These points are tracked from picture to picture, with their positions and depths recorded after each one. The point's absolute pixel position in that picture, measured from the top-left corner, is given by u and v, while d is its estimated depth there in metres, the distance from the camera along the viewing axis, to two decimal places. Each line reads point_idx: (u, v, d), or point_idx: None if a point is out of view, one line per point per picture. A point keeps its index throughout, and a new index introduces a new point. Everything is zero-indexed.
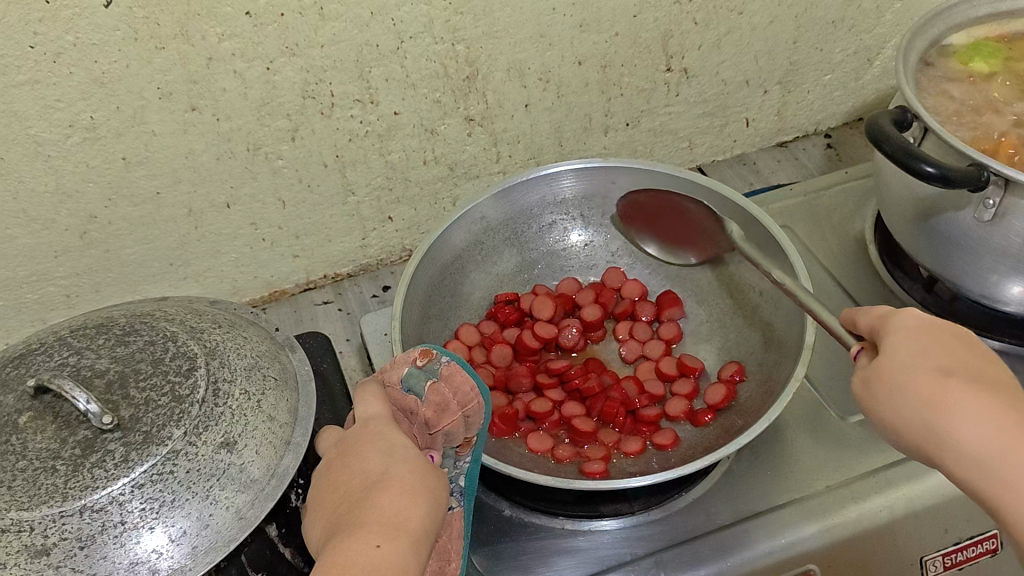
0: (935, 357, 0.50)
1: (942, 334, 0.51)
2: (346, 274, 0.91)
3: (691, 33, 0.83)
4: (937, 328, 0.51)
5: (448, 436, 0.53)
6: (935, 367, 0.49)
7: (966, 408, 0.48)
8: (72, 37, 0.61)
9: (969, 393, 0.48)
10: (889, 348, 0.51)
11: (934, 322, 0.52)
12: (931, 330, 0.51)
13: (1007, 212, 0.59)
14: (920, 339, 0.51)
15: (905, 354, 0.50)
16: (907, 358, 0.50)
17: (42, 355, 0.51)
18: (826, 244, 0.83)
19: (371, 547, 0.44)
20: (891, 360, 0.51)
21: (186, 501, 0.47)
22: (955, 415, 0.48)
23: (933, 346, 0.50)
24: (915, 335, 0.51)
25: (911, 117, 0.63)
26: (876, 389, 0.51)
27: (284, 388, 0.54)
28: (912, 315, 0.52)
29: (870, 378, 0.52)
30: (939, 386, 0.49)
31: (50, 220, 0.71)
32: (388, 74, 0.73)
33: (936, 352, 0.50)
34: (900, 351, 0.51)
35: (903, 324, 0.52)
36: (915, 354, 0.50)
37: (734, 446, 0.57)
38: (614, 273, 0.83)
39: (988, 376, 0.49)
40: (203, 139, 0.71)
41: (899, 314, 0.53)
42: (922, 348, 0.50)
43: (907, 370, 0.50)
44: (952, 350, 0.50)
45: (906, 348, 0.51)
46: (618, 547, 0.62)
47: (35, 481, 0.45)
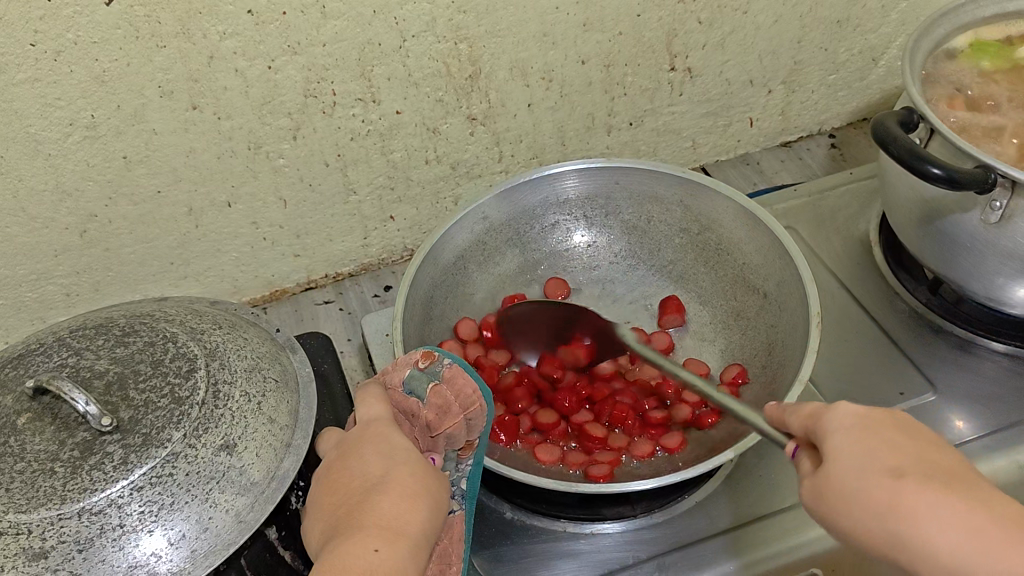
0: (884, 455, 0.42)
1: (878, 424, 0.44)
2: (347, 274, 0.90)
3: (695, 32, 0.82)
4: (874, 419, 0.44)
5: (450, 440, 0.53)
6: (884, 470, 0.42)
7: (930, 514, 0.40)
8: (72, 35, 0.60)
9: (931, 496, 0.41)
10: (833, 456, 0.43)
11: (866, 414, 0.44)
12: (863, 424, 0.44)
13: (1013, 213, 0.58)
14: (857, 436, 0.43)
15: (848, 457, 0.43)
16: (850, 465, 0.42)
17: (41, 356, 0.51)
18: (831, 245, 0.82)
19: (370, 550, 0.43)
20: (841, 470, 0.43)
21: (186, 503, 0.46)
22: (924, 523, 0.40)
23: (873, 444, 0.43)
24: (849, 433, 0.43)
25: (916, 117, 0.63)
26: (834, 506, 0.43)
27: (285, 390, 0.54)
28: (845, 407, 0.45)
29: (821, 490, 0.43)
30: (895, 492, 0.41)
31: (50, 219, 0.71)
32: (391, 73, 0.73)
33: (879, 452, 0.42)
34: (845, 456, 0.43)
35: (836, 423, 0.44)
36: (860, 458, 0.42)
37: (738, 451, 0.57)
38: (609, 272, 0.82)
39: (935, 466, 0.42)
40: (204, 137, 0.71)
41: (831, 409, 0.45)
42: (862, 450, 0.43)
43: (854, 482, 0.42)
44: (895, 445, 0.43)
45: (850, 449, 0.43)
46: (620, 551, 0.61)
47: (33, 483, 0.45)
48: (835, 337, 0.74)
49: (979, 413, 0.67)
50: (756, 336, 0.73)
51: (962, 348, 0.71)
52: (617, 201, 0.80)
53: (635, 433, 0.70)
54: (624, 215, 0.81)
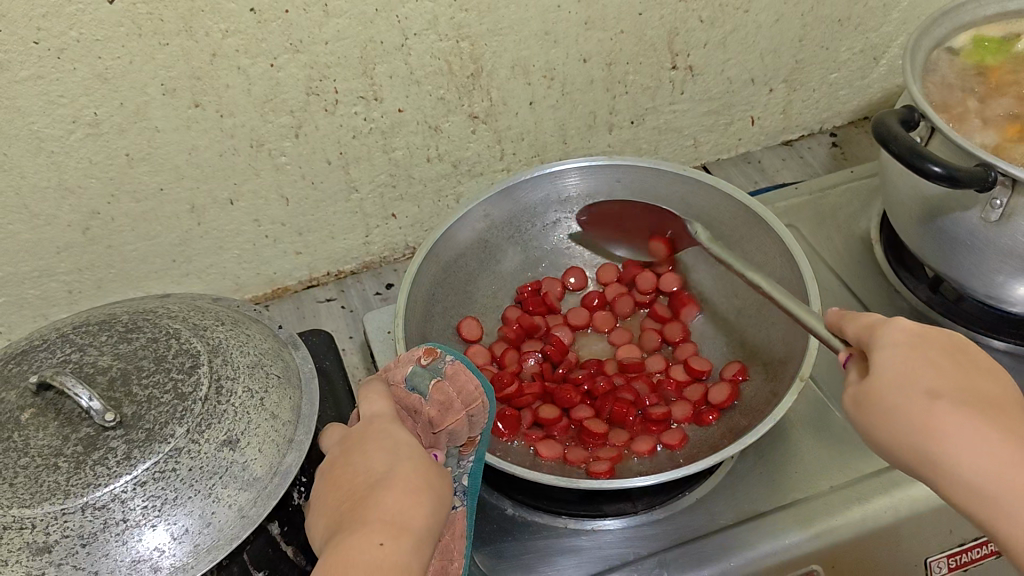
0: (924, 372, 0.47)
1: (927, 342, 0.48)
2: (349, 271, 0.91)
3: (696, 31, 0.82)
4: (925, 336, 0.48)
5: (452, 436, 0.53)
6: (921, 390, 0.46)
7: (960, 433, 0.45)
8: (75, 33, 0.61)
9: (964, 417, 0.45)
10: (879, 366, 0.48)
11: (919, 330, 0.48)
12: (915, 340, 0.48)
13: (1013, 212, 0.58)
14: (904, 353, 0.47)
15: (894, 371, 0.47)
16: (891, 379, 0.47)
17: (44, 351, 0.51)
18: (832, 243, 0.82)
19: (374, 545, 0.43)
20: (883, 383, 0.47)
21: (189, 498, 0.46)
22: (953, 440, 0.45)
23: (918, 362, 0.47)
24: (897, 349, 0.48)
25: (918, 116, 0.63)
26: (869, 415, 0.48)
27: (287, 386, 0.54)
28: (901, 322, 0.49)
29: (863, 397, 0.48)
30: (930, 412, 0.46)
31: (52, 216, 0.71)
32: (393, 71, 0.73)
33: (922, 370, 0.47)
34: (889, 369, 0.47)
35: (888, 338, 0.48)
36: (903, 373, 0.47)
37: (740, 446, 0.57)
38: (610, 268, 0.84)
39: (972, 388, 0.46)
40: (207, 135, 0.71)
41: (887, 325, 0.49)
42: (907, 366, 0.47)
43: (891, 395, 0.47)
44: (938, 364, 0.47)
45: (895, 364, 0.47)
46: (621, 547, 0.61)
47: (37, 478, 0.45)
48: None
49: None
50: (758, 334, 0.73)
51: None
52: None
53: (636, 429, 0.70)
54: None
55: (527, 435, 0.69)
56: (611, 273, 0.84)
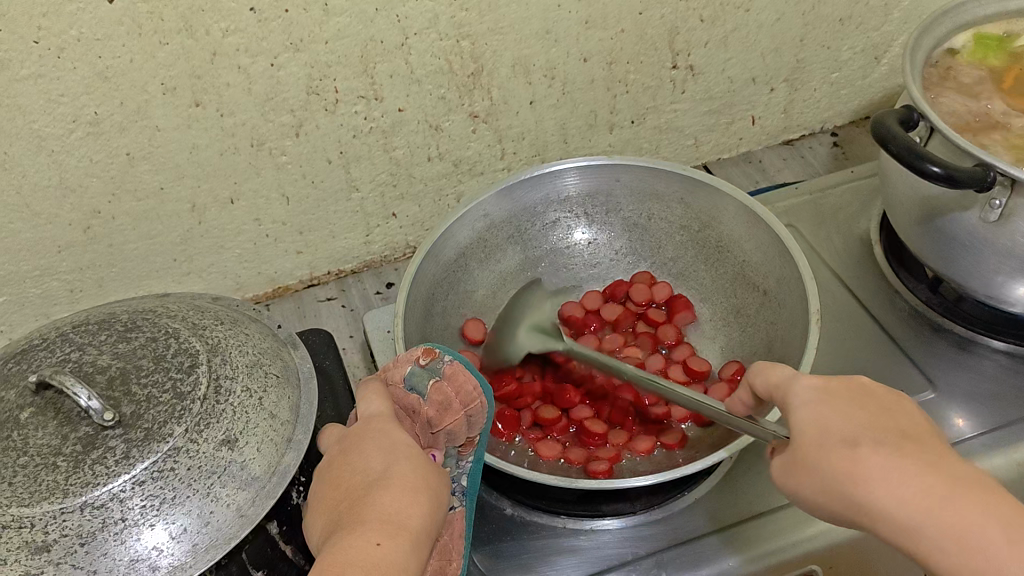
0: (836, 423, 0.45)
1: (838, 393, 0.46)
2: (350, 271, 0.91)
3: (697, 30, 0.82)
4: (834, 389, 0.47)
5: (450, 436, 0.53)
6: (841, 440, 0.44)
7: (886, 475, 0.42)
8: (75, 32, 0.61)
9: (886, 459, 0.42)
10: (796, 427, 0.46)
11: (828, 384, 0.47)
12: (825, 395, 0.46)
13: (1012, 213, 0.58)
14: (817, 409, 0.46)
15: (810, 428, 0.45)
16: (808, 436, 0.45)
17: (44, 351, 0.51)
18: (832, 243, 0.82)
19: (372, 544, 0.43)
20: (804, 441, 0.45)
21: (187, 498, 0.46)
22: (880, 485, 0.42)
23: (831, 412, 0.45)
24: (809, 405, 0.46)
25: (917, 116, 0.63)
26: (800, 480, 0.46)
27: (286, 385, 0.54)
28: (807, 378, 0.48)
29: (789, 464, 0.46)
30: (851, 463, 0.43)
31: (53, 215, 0.71)
32: (393, 69, 0.73)
33: (837, 422, 0.45)
34: (805, 428, 0.45)
35: (798, 398, 0.47)
36: (819, 428, 0.45)
37: (732, 451, 0.57)
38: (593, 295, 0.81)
39: (892, 428, 0.44)
40: (207, 134, 0.71)
41: (793, 385, 0.48)
42: (820, 419, 0.45)
43: (811, 455, 0.45)
44: (851, 412, 0.45)
45: (809, 421, 0.45)
46: (620, 547, 0.62)
47: (36, 477, 0.45)
48: (835, 335, 0.74)
49: (978, 411, 0.67)
50: (757, 334, 0.73)
51: (961, 346, 0.72)
52: (617, 198, 0.80)
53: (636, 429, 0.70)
54: (625, 212, 0.81)
55: (528, 433, 0.71)
56: (595, 299, 0.81)
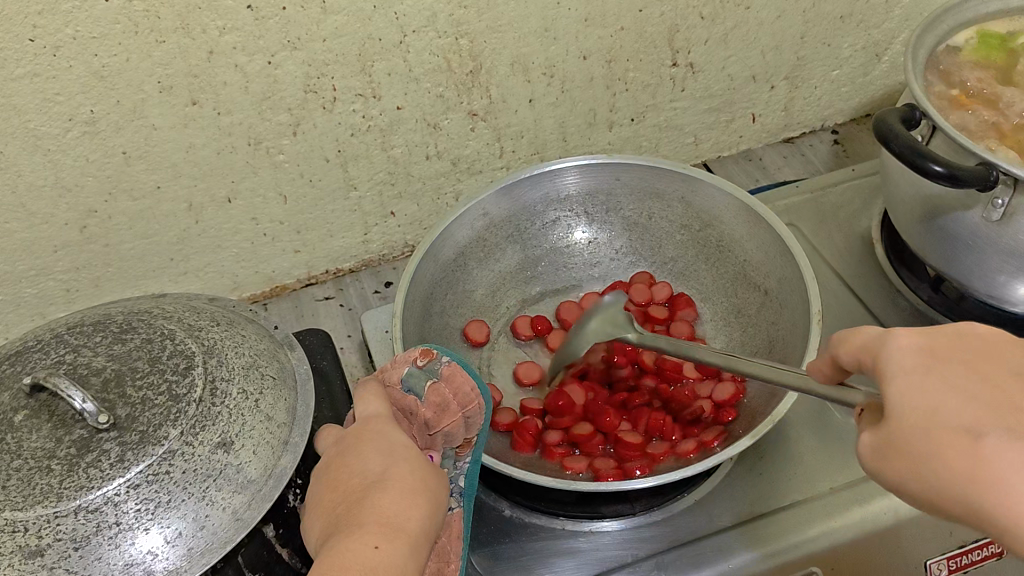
0: (950, 405, 0.39)
1: (942, 356, 0.41)
2: (348, 270, 0.90)
3: (697, 27, 0.82)
4: (938, 350, 0.41)
5: (448, 437, 0.53)
6: (953, 423, 0.38)
7: (1011, 462, 0.36)
8: (71, 31, 0.60)
9: (1010, 442, 0.37)
10: (896, 404, 0.40)
11: (930, 346, 0.41)
12: (927, 360, 0.41)
13: (1015, 212, 0.58)
14: (921, 380, 0.40)
15: (915, 408, 0.40)
16: (912, 412, 0.40)
17: (39, 352, 0.51)
18: (833, 242, 0.82)
19: (369, 547, 0.43)
20: (904, 421, 0.40)
21: (183, 501, 0.46)
22: (1004, 476, 0.36)
23: (939, 387, 0.40)
24: (909, 373, 0.41)
25: (919, 114, 0.62)
26: (897, 465, 0.40)
27: (282, 387, 0.54)
28: (902, 338, 0.42)
29: (882, 445, 0.41)
30: (969, 452, 0.37)
31: (49, 214, 0.70)
32: (391, 68, 0.73)
33: (947, 397, 0.39)
34: (909, 407, 0.40)
35: (897, 368, 0.41)
36: (924, 405, 0.39)
37: (753, 438, 0.57)
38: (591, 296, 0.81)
39: (1009, 396, 0.39)
40: (204, 133, 0.71)
41: (890, 350, 0.42)
42: (927, 398, 0.39)
43: (915, 436, 0.39)
44: (965, 390, 0.39)
45: (915, 398, 0.40)
46: (619, 549, 0.61)
47: (29, 481, 0.45)
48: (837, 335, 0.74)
49: None
50: (758, 334, 0.72)
51: None
52: (617, 197, 0.80)
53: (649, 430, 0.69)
54: (625, 211, 0.81)
55: (553, 449, 0.68)
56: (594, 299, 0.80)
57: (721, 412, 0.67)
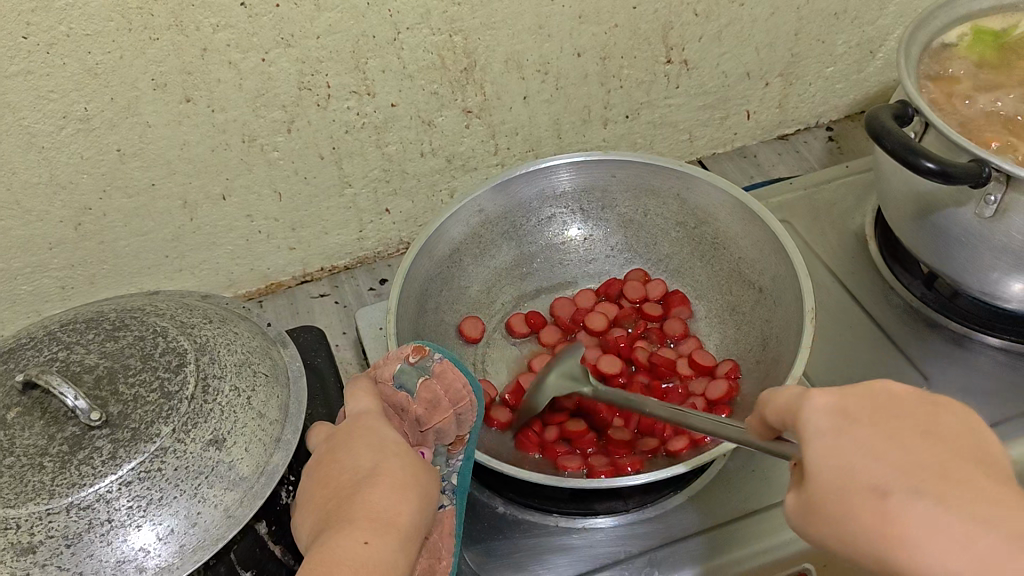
0: (860, 463, 0.37)
1: (853, 413, 0.39)
2: (343, 267, 0.90)
3: (691, 24, 0.82)
4: (852, 409, 0.39)
5: (439, 433, 0.53)
6: (866, 483, 0.37)
7: (920, 524, 0.35)
8: (65, 28, 0.60)
9: (921, 505, 0.35)
10: (812, 466, 0.39)
11: (844, 405, 0.39)
12: (841, 422, 0.39)
13: (1007, 208, 0.58)
14: (835, 441, 0.38)
15: (829, 470, 0.38)
16: (828, 476, 0.38)
17: (31, 350, 0.51)
18: (827, 238, 0.82)
19: (360, 543, 0.43)
20: (823, 485, 0.38)
21: (175, 498, 0.46)
22: (917, 540, 0.35)
23: (849, 445, 0.38)
24: (826, 435, 0.39)
25: (912, 111, 0.62)
26: (822, 527, 0.39)
27: (275, 385, 0.54)
28: (817, 399, 0.40)
29: (806, 507, 0.39)
30: (884, 517, 0.36)
31: (44, 212, 0.71)
32: (385, 65, 0.73)
33: (858, 459, 0.37)
34: (822, 469, 0.38)
35: (811, 428, 0.39)
36: (840, 467, 0.38)
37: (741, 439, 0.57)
38: (586, 293, 0.82)
39: (919, 447, 0.37)
40: (198, 130, 0.71)
41: (804, 410, 0.40)
42: (838, 458, 0.38)
43: (835, 499, 0.38)
44: (874, 445, 0.37)
45: (826, 459, 0.38)
46: (612, 546, 0.61)
47: (22, 478, 0.45)
48: (830, 332, 0.74)
49: (973, 408, 0.67)
50: (751, 331, 0.73)
51: (956, 343, 0.71)
52: (612, 194, 0.80)
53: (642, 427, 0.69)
54: (620, 209, 0.81)
55: (547, 445, 0.68)
56: (588, 295, 0.82)
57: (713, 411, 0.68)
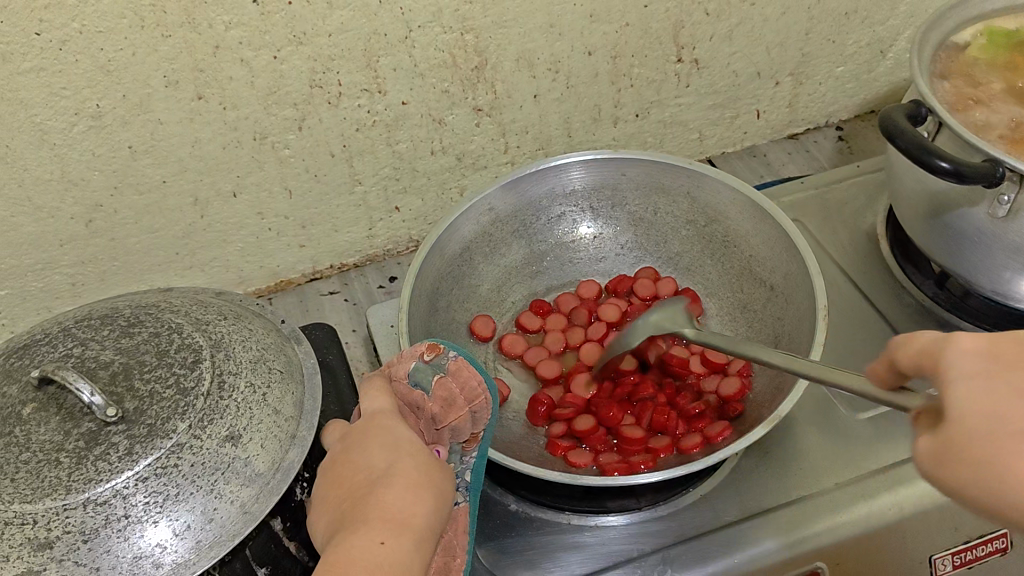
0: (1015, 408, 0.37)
1: (1005, 358, 0.38)
2: (353, 265, 0.90)
3: (702, 23, 0.82)
4: (1002, 352, 0.39)
5: (454, 432, 0.53)
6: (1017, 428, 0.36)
7: None
8: (78, 25, 0.60)
9: None
10: (955, 407, 0.38)
11: (994, 349, 0.39)
12: (992, 364, 0.38)
13: (1021, 208, 0.58)
14: (985, 383, 0.38)
15: (986, 414, 0.37)
16: (975, 416, 0.37)
17: (47, 345, 0.51)
18: (838, 238, 0.82)
19: (375, 543, 0.43)
20: (967, 427, 0.37)
21: (191, 494, 0.46)
22: None
23: (1007, 390, 0.37)
24: (972, 378, 0.38)
25: (925, 111, 0.62)
26: (960, 472, 0.37)
27: (290, 381, 0.54)
28: (962, 341, 0.40)
29: (940, 449, 0.38)
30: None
31: (56, 208, 0.71)
32: (397, 63, 0.73)
33: (1010, 401, 0.37)
34: (973, 408, 0.37)
35: (958, 367, 0.39)
36: (992, 411, 0.37)
37: (767, 427, 0.57)
38: (590, 282, 0.82)
39: None
40: (210, 127, 0.71)
41: (948, 351, 0.40)
42: (993, 401, 0.37)
43: (980, 438, 0.36)
44: None
45: (978, 402, 0.37)
46: (625, 544, 0.61)
47: (38, 473, 0.45)
48: (842, 332, 0.74)
49: None
50: (763, 330, 0.73)
51: None
52: (623, 192, 0.80)
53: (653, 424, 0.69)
54: (631, 207, 0.81)
55: (559, 443, 0.67)
56: (592, 287, 0.82)
57: (726, 408, 0.68)
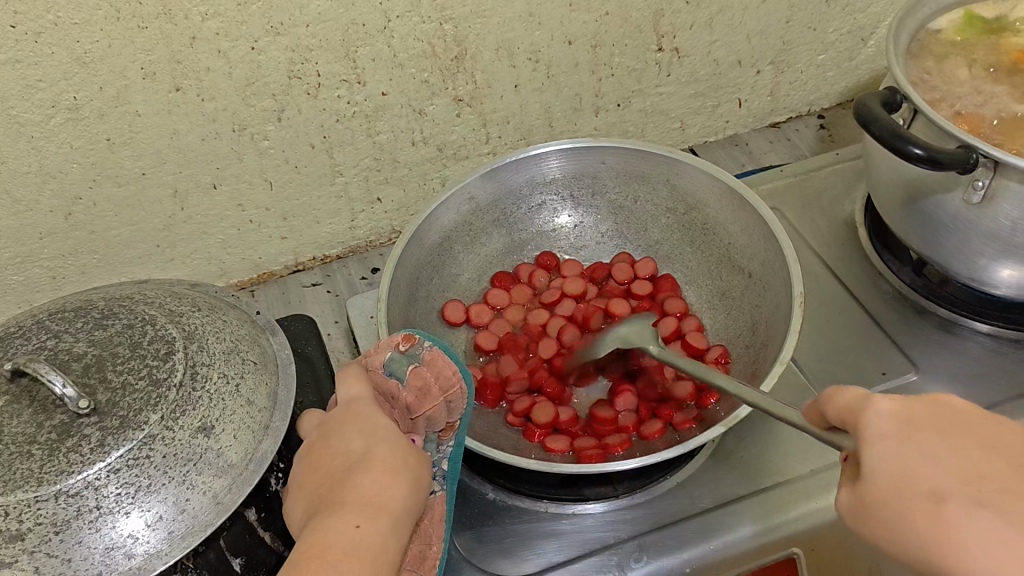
0: (920, 467, 0.41)
1: (915, 422, 0.42)
2: (335, 256, 0.90)
3: (682, 12, 0.82)
4: (911, 415, 0.43)
5: (429, 420, 0.54)
6: (923, 487, 0.40)
7: (971, 521, 0.38)
8: (52, 16, 0.60)
9: (978, 515, 0.38)
10: (864, 463, 0.42)
11: (905, 410, 0.43)
12: (903, 428, 0.42)
13: (995, 194, 0.58)
14: (894, 445, 0.42)
15: (892, 472, 0.41)
16: (888, 480, 0.41)
17: (20, 338, 0.51)
18: (816, 225, 0.82)
19: (351, 526, 0.43)
20: (878, 486, 0.42)
21: (163, 485, 0.46)
22: (964, 534, 0.38)
23: (913, 451, 0.41)
24: (887, 440, 0.42)
25: (900, 98, 0.62)
26: (872, 522, 0.42)
27: (264, 372, 0.54)
28: (878, 402, 0.43)
29: (857, 503, 0.43)
30: (938, 517, 0.39)
31: (34, 201, 0.70)
32: (375, 53, 0.73)
33: (915, 461, 0.41)
34: (884, 468, 0.42)
35: (873, 429, 0.43)
36: (897, 468, 0.41)
37: (725, 427, 0.57)
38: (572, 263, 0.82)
39: (975, 463, 0.40)
40: (188, 119, 0.71)
41: (864, 412, 0.43)
42: (900, 458, 0.41)
43: (890, 494, 0.41)
44: (933, 454, 0.41)
45: (885, 460, 0.42)
46: (601, 531, 0.62)
47: (10, 465, 0.45)
48: (819, 320, 0.74)
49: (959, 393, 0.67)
50: (741, 318, 0.73)
51: (943, 328, 0.72)
52: (603, 180, 0.79)
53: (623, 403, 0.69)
54: (610, 195, 0.81)
55: (534, 428, 0.68)
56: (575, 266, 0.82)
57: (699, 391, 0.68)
